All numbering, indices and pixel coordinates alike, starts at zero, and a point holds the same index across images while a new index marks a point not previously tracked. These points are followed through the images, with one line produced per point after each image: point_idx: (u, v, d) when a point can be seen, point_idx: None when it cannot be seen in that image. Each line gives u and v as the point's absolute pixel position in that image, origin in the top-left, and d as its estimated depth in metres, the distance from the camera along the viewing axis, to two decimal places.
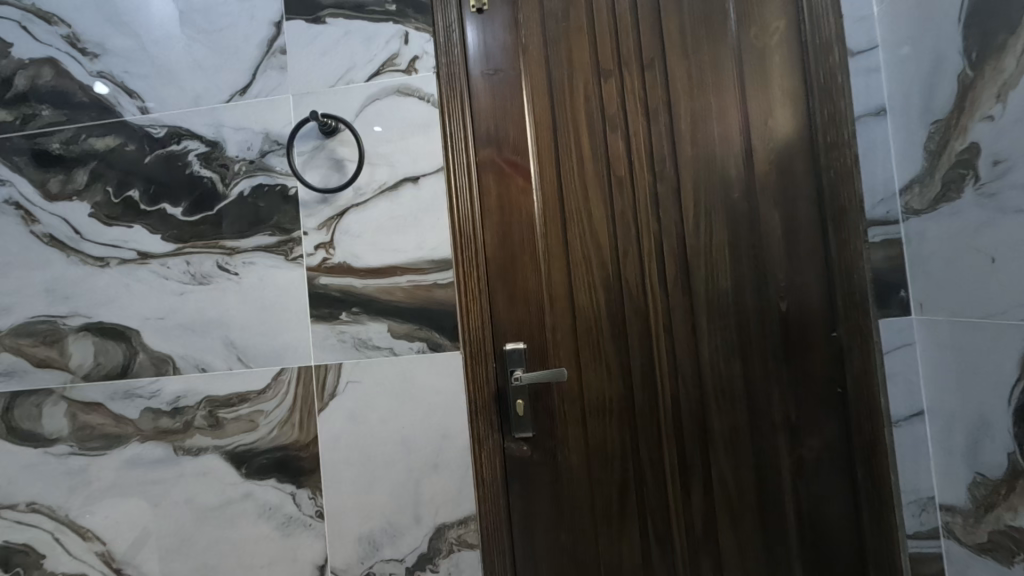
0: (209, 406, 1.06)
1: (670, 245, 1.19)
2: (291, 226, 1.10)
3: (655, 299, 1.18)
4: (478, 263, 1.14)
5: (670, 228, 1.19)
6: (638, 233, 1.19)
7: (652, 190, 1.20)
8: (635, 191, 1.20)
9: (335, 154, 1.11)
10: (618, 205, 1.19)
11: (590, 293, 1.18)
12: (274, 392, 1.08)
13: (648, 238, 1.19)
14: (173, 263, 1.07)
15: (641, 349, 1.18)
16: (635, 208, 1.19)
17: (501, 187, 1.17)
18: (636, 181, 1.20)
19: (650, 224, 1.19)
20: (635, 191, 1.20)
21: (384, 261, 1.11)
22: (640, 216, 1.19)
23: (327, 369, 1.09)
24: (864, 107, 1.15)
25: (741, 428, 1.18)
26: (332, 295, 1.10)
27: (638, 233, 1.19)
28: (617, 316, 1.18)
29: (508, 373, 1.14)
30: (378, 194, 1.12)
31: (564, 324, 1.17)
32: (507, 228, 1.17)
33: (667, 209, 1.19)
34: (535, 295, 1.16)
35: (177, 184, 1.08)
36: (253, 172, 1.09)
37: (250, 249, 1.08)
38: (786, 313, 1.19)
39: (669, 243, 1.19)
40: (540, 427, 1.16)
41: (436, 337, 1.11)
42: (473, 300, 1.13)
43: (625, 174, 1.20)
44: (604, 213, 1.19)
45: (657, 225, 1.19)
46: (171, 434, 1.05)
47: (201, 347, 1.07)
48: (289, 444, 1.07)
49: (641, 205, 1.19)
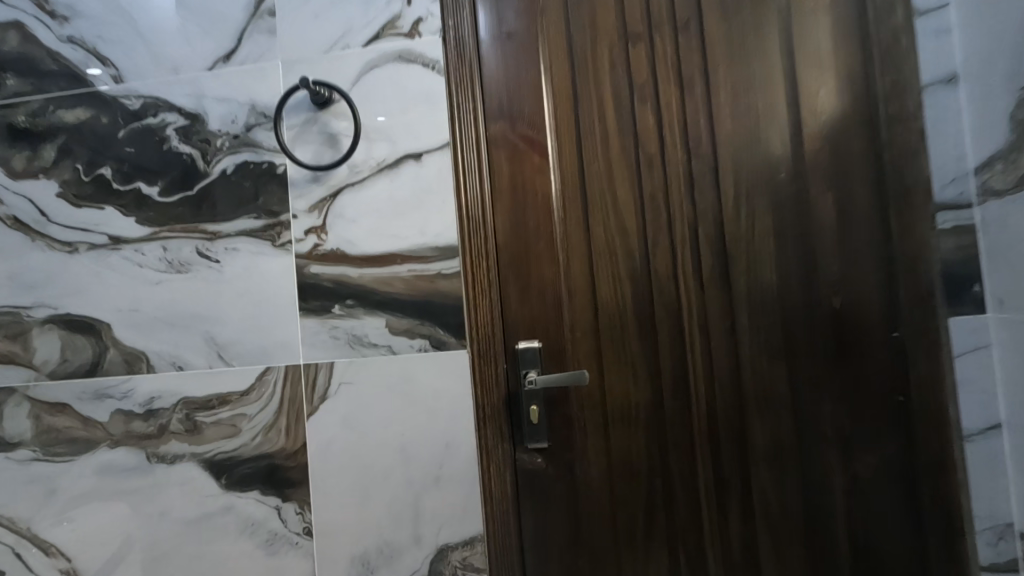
0: (186, 408, 0.95)
1: (707, 232, 1.05)
2: (279, 208, 0.98)
3: (689, 293, 1.04)
4: (488, 251, 1.02)
5: (705, 213, 1.05)
6: (669, 219, 1.05)
7: (685, 170, 1.05)
8: (667, 171, 1.05)
9: (329, 129, 0.99)
10: (647, 186, 1.05)
11: (615, 287, 1.04)
12: (258, 394, 0.96)
13: (681, 225, 1.05)
14: (148, 249, 0.96)
15: (672, 350, 1.04)
16: (666, 190, 1.05)
17: (515, 166, 1.04)
18: (667, 160, 1.05)
19: (684, 209, 1.05)
20: (666, 172, 1.05)
21: (382, 248, 0.99)
22: (673, 199, 1.05)
23: (317, 369, 0.98)
24: (933, 75, 0.99)
25: (787, 441, 1.03)
26: (323, 286, 0.98)
27: (669, 219, 1.05)
28: (644, 312, 1.04)
29: (521, 375, 1.01)
30: (376, 173, 1.00)
31: (584, 321, 1.04)
32: (521, 213, 1.04)
33: (702, 192, 1.05)
34: (551, 287, 1.03)
35: (153, 161, 0.97)
36: (238, 148, 0.98)
37: (233, 234, 0.97)
38: (839, 310, 1.03)
39: (706, 231, 1.05)
40: (556, 436, 1.02)
41: (439, 333, 0.99)
42: (482, 293, 1.01)
43: (655, 152, 1.05)
44: (632, 195, 1.05)
45: (691, 210, 1.05)
46: (143, 440, 0.95)
47: (178, 342, 0.95)
48: (274, 452, 0.96)
49: (673, 186, 1.05)
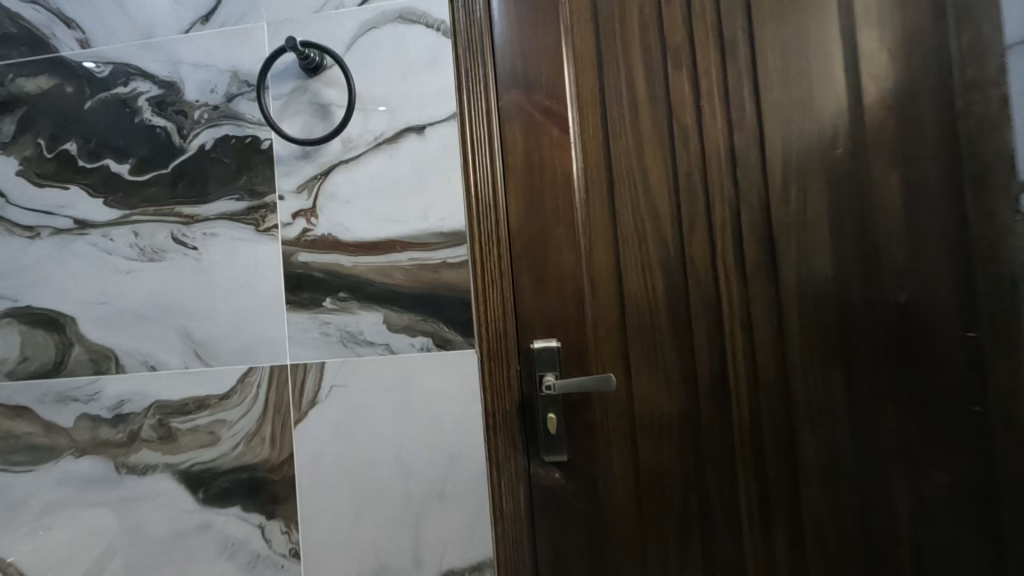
0: (159, 413, 0.85)
1: (751, 216, 0.91)
2: (264, 188, 0.87)
3: (731, 287, 0.91)
4: (500, 237, 0.89)
5: (749, 195, 0.91)
6: (707, 202, 0.91)
7: (726, 145, 0.92)
8: (704, 146, 0.92)
9: (320, 99, 0.87)
10: (682, 164, 0.92)
11: (644, 279, 0.91)
12: (239, 398, 0.86)
13: (721, 208, 0.91)
14: (117, 234, 0.85)
15: (710, 352, 0.90)
16: (704, 168, 0.92)
17: (530, 142, 0.92)
18: (705, 134, 0.92)
19: (725, 190, 0.91)
20: (704, 147, 0.92)
21: (379, 234, 0.88)
22: (711, 178, 0.92)
23: (306, 370, 0.86)
24: (1019, 32, 0.85)
25: (843, 457, 0.90)
26: (313, 276, 0.87)
27: (707, 202, 0.91)
28: (678, 308, 0.91)
29: (537, 378, 0.89)
30: (373, 148, 0.88)
31: (609, 318, 0.91)
32: (538, 195, 0.91)
33: (746, 170, 0.91)
34: (572, 279, 0.91)
35: (123, 136, 0.86)
36: (218, 120, 0.87)
37: (212, 218, 0.86)
38: (905, 306, 0.89)
39: (750, 215, 0.91)
40: (577, 448, 0.90)
41: (444, 331, 0.87)
42: (493, 285, 0.89)
43: (690, 125, 0.92)
44: (664, 174, 0.92)
45: (733, 191, 0.91)
46: (112, 448, 0.84)
47: (151, 339, 0.85)
48: (257, 463, 0.85)
49: (712, 164, 0.92)
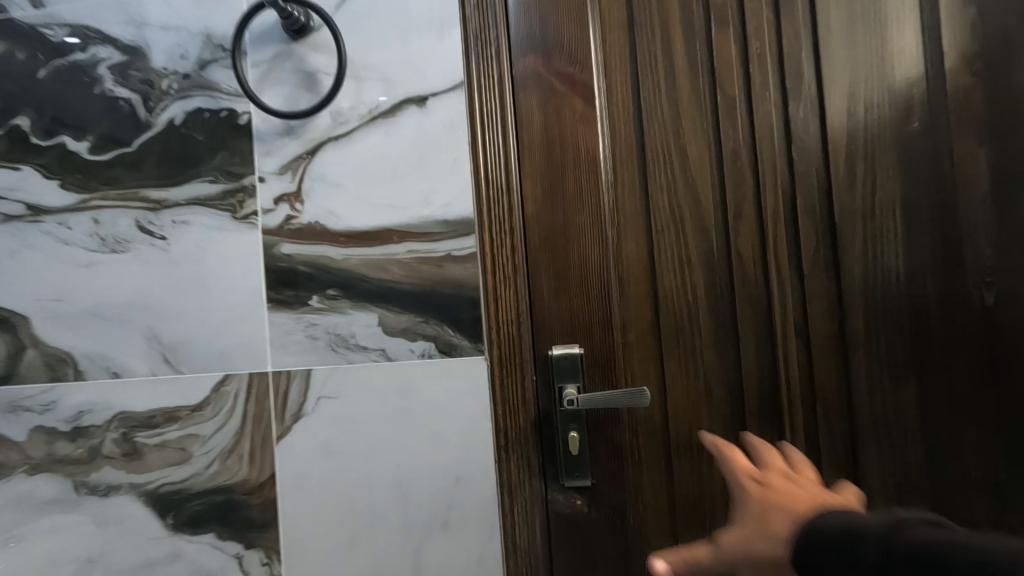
0: (122, 426, 0.74)
1: (809, 201, 0.77)
2: (241, 169, 0.75)
3: (784, 284, 0.77)
4: (514, 227, 0.77)
5: (807, 176, 0.77)
6: (756, 184, 0.78)
7: (780, 117, 0.78)
8: (754, 118, 0.78)
9: (306, 65, 0.75)
10: (726, 140, 0.78)
11: (681, 275, 0.78)
12: (213, 410, 0.75)
13: (773, 191, 0.78)
14: (76, 221, 0.75)
15: (757, 361, 0.77)
16: (753, 144, 0.78)
17: (549, 114, 0.78)
18: (755, 104, 0.78)
19: (777, 170, 0.78)
20: (753, 120, 0.78)
21: (373, 222, 0.76)
22: (762, 157, 0.78)
23: (290, 379, 0.75)
24: None
25: (917, 486, 0.76)
26: (298, 271, 0.75)
27: (756, 184, 0.78)
28: (721, 310, 0.78)
29: (556, 391, 0.76)
30: (366, 123, 0.76)
31: (641, 321, 0.78)
32: (558, 176, 0.78)
33: (803, 147, 0.77)
34: (597, 275, 0.77)
35: (81, 109, 0.75)
36: (189, 91, 0.75)
37: (183, 203, 0.75)
38: (995, 309, 0.74)
39: (807, 200, 0.77)
40: (602, 472, 0.77)
41: (448, 334, 0.76)
42: (505, 282, 0.76)
43: (737, 94, 0.78)
44: (705, 152, 0.78)
45: (787, 172, 0.78)
46: (70, 465, 0.74)
47: (114, 342, 0.74)
48: (234, 485, 0.75)
49: (762, 139, 0.78)
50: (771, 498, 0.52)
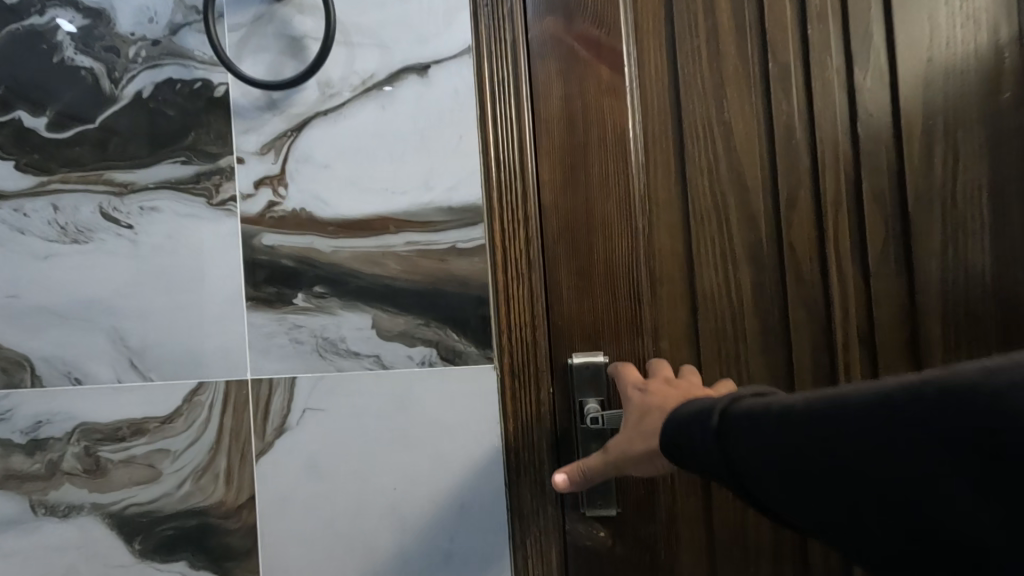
0: (85, 439, 0.66)
1: (877, 184, 0.65)
2: (217, 149, 0.66)
3: (847, 285, 0.66)
4: (528, 216, 0.66)
5: (875, 155, 0.65)
6: (814, 167, 0.66)
7: (844, 85, 0.66)
8: (812, 87, 0.66)
9: (290, 29, 0.66)
10: (778, 113, 0.66)
11: (724, 273, 0.67)
12: (185, 422, 0.66)
13: (834, 173, 0.66)
14: (33, 207, 0.66)
15: (814, 375, 0.66)
16: (811, 118, 0.66)
17: (571, 83, 0.67)
18: (813, 69, 0.66)
19: (839, 149, 0.66)
20: (812, 88, 0.66)
21: (367, 209, 0.66)
22: (821, 133, 0.66)
23: (271, 388, 0.66)
24: None
25: None
26: (281, 265, 0.66)
27: (814, 165, 0.66)
28: (771, 314, 0.66)
29: (577, 406, 0.65)
30: (359, 95, 0.66)
31: (677, 325, 0.67)
32: (581, 157, 0.67)
33: (871, 120, 0.65)
34: (626, 272, 0.66)
35: (39, 81, 0.66)
36: (159, 59, 0.66)
37: (152, 187, 0.66)
38: None
39: (874, 183, 0.65)
40: (629, 501, 0.67)
41: (452, 339, 0.66)
42: (519, 280, 0.66)
43: (793, 57, 0.66)
44: (754, 128, 0.67)
45: (851, 150, 0.66)
46: (26, 482, 0.66)
47: (75, 344, 0.66)
48: (207, 507, 0.66)
49: (822, 113, 0.66)
50: (646, 398, 0.54)
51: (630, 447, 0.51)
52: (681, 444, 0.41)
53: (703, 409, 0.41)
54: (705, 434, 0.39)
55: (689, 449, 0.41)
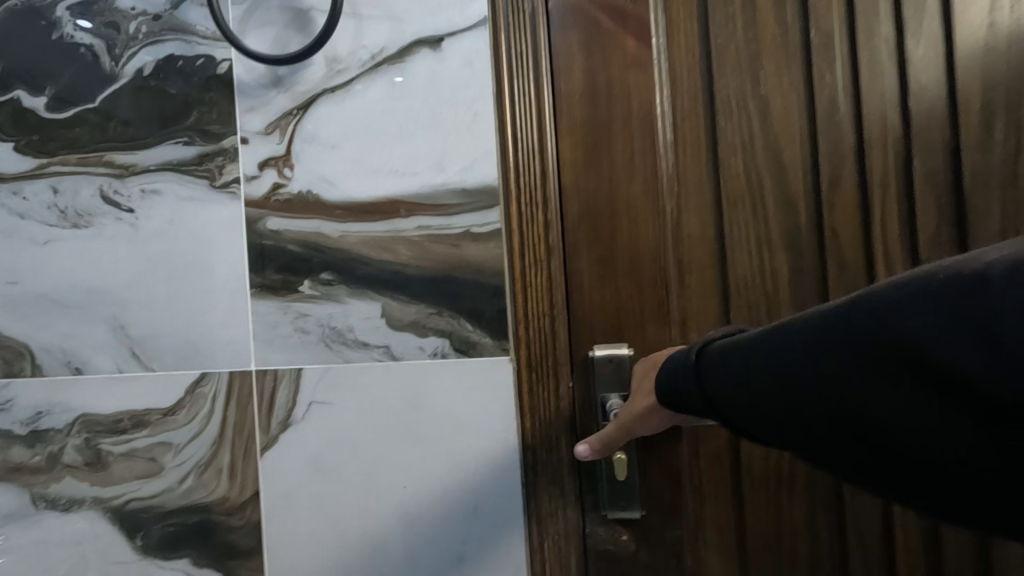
0: (85, 431, 0.63)
1: (930, 163, 0.60)
2: (220, 128, 0.63)
3: (896, 274, 0.60)
4: (547, 199, 0.62)
5: (929, 132, 0.60)
6: (860, 145, 0.61)
7: (895, 53, 0.60)
8: (858, 56, 0.60)
9: (296, 1, 0.62)
10: (820, 86, 0.61)
11: (759, 260, 0.62)
12: (187, 414, 0.63)
13: (881, 151, 0.60)
14: (32, 190, 0.64)
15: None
16: (857, 91, 0.61)
17: (594, 55, 0.62)
18: (861, 36, 0.60)
19: (888, 125, 0.60)
20: (858, 58, 0.60)
21: (376, 192, 0.62)
22: (867, 107, 0.60)
23: (277, 380, 0.63)
24: None
25: None
26: (286, 250, 0.63)
27: (859, 143, 0.61)
28: (811, 305, 0.61)
29: (599, 402, 0.61)
30: (369, 71, 0.62)
31: (708, 316, 0.63)
32: (603, 136, 0.62)
33: (924, 93, 0.60)
34: (651, 259, 0.62)
35: (38, 59, 0.63)
36: (161, 35, 0.63)
37: (153, 169, 0.63)
38: None
39: (927, 162, 0.60)
40: (655, 505, 0.62)
41: (465, 329, 0.62)
42: (537, 268, 0.62)
43: (837, 24, 0.61)
44: (793, 103, 0.61)
45: (901, 124, 0.60)
46: (27, 474, 0.64)
47: (75, 332, 0.64)
48: (210, 503, 0.63)
49: (869, 85, 0.60)
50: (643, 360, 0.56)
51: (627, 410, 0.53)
52: (668, 388, 0.43)
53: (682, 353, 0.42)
54: (687, 375, 0.41)
55: (675, 391, 0.42)
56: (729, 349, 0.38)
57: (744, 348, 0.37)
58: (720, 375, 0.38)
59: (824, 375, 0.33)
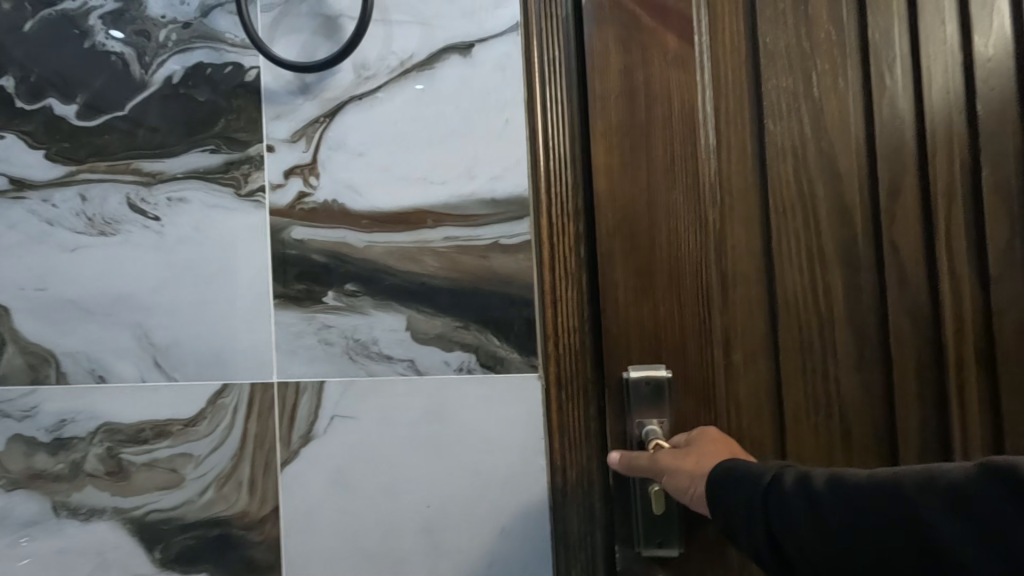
0: (107, 440, 0.63)
1: (1000, 173, 0.57)
2: (246, 136, 0.62)
3: (962, 291, 0.57)
4: (580, 209, 0.60)
5: (998, 139, 0.57)
6: (921, 151, 0.58)
7: (960, 54, 0.57)
8: (916, 62, 0.58)
9: (325, 8, 0.61)
10: (876, 89, 0.58)
11: (811, 273, 0.59)
12: (208, 425, 0.62)
13: (945, 158, 0.57)
14: (61, 197, 0.64)
15: (919, 394, 0.58)
16: (919, 94, 0.58)
17: (632, 53, 0.60)
18: (924, 36, 0.57)
19: (953, 131, 0.57)
20: (920, 59, 0.57)
21: (403, 201, 0.61)
22: (930, 112, 0.57)
23: (299, 392, 0.61)
24: None
25: None
26: (311, 260, 0.61)
27: (921, 150, 0.58)
28: (866, 322, 0.59)
29: (630, 425, 0.59)
30: (398, 78, 0.61)
31: (755, 331, 0.60)
32: (641, 139, 0.60)
33: (992, 97, 0.57)
34: (691, 268, 0.59)
35: (71, 67, 0.64)
36: (190, 42, 0.63)
37: (180, 177, 0.63)
38: None
39: (997, 171, 0.57)
40: (692, 534, 0.59)
41: (491, 344, 0.60)
42: (567, 282, 0.59)
43: (896, 24, 0.58)
44: (849, 108, 0.59)
45: (967, 131, 0.57)
46: (50, 482, 0.63)
47: (101, 340, 0.63)
48: (230, 517, 0.62)
49: (932, 88, 0.57)
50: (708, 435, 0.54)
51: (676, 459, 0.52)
52: (722, 496, 0.45)
53: (752, 469, 0.45)
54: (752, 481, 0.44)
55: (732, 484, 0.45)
56: (804, 480, 0.41)
57: (815, 485, 0.41)
58: (794, 503, 0.40)
59: (896, 519, 0.37)
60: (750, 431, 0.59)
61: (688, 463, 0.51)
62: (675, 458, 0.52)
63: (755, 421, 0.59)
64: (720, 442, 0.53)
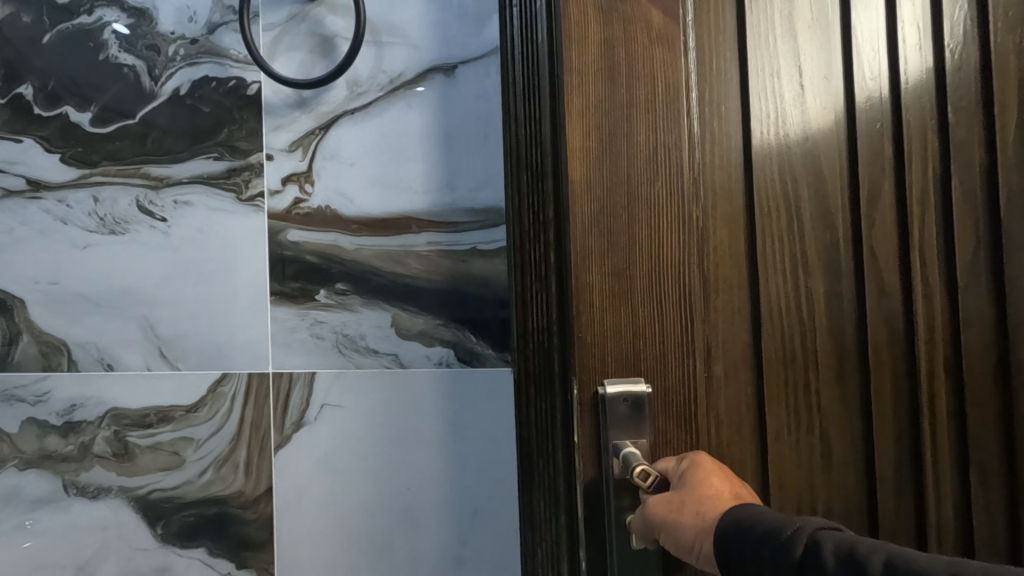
0: (115, 424, 0.68)
1: (968, 182, 0.62)
2: (247, 145, 0.67)
3: (932, 297, 0.62)
4: (555, 210, 0.58)
5: (966, 147, 0.62)
6: (897, 155, 0.62)
7: (932, 66, 0.62)
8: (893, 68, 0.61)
9: (322, 28, 0.66)
10: (858, 91, 0.61)
11: (793, 273, 0.61)
12: (209, 411, 0.67)
13: (920, 163, 0.62)
14: (75, 198, 0.69)
15: (894, 398, 0.62)
16: (895, 100, 0.62)
17: (609, 29, 0.57)
18: (899, 46, 0.61)
19: (927, 140, 0.62)
20: (897, 69, 0.61)
21: (392, 208, 0.66)
22: (907, 113, 0.61)
23: (292, 380, 0.67)
24: None
25: None
26: (305, 260, 0.67)
27: (898, 156, 0.62)
28: (845, 331, 0.62)
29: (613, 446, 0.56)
30: (388, 94, 0.67)
31: (739, 329, 0.61)
32: (621, 123, 0.57)
33: (959, 111, 0.62)
34: (672, 266, 0.59)
35: (86, 77, 0.69)
36: (197, 57, 0.68)
37: (185, 182, 0.68)
38: None
39: (965, 179, 0.62)
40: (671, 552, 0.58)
41: (469, 339, 0.66)
42: (541, 288, 0.60)
43: (878, 34, 0.61)
44: (832, 107, 0.61)
45: (939, 139, 0.62)
46: (60, 463, 0.68)
47: (110, 331, 0.68)
48: (227, 497, 0.67)
49: (906, 94, 0.61)
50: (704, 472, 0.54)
51: (674, 513, 0.52)
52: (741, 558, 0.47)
53: (781, 540, 0.45)
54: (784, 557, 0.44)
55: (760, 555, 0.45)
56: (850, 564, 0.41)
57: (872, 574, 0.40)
58: None
59: None
60: (730, 453, 0.60)
61: (688, 516, 0.52)
62: (670, 511, 0.53)
63: (736, 438, 0.60)
64: (717, 473, 0.54)
